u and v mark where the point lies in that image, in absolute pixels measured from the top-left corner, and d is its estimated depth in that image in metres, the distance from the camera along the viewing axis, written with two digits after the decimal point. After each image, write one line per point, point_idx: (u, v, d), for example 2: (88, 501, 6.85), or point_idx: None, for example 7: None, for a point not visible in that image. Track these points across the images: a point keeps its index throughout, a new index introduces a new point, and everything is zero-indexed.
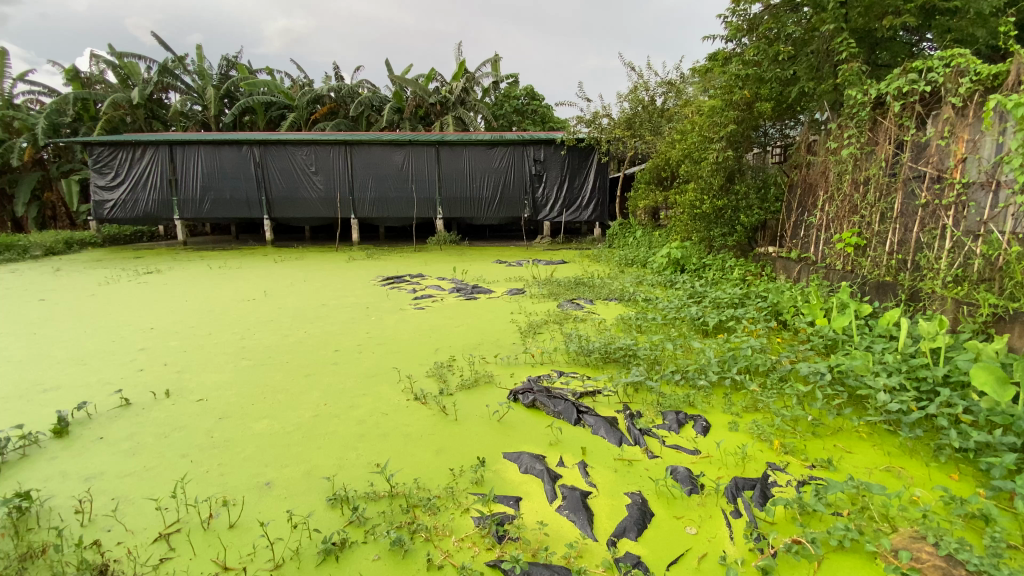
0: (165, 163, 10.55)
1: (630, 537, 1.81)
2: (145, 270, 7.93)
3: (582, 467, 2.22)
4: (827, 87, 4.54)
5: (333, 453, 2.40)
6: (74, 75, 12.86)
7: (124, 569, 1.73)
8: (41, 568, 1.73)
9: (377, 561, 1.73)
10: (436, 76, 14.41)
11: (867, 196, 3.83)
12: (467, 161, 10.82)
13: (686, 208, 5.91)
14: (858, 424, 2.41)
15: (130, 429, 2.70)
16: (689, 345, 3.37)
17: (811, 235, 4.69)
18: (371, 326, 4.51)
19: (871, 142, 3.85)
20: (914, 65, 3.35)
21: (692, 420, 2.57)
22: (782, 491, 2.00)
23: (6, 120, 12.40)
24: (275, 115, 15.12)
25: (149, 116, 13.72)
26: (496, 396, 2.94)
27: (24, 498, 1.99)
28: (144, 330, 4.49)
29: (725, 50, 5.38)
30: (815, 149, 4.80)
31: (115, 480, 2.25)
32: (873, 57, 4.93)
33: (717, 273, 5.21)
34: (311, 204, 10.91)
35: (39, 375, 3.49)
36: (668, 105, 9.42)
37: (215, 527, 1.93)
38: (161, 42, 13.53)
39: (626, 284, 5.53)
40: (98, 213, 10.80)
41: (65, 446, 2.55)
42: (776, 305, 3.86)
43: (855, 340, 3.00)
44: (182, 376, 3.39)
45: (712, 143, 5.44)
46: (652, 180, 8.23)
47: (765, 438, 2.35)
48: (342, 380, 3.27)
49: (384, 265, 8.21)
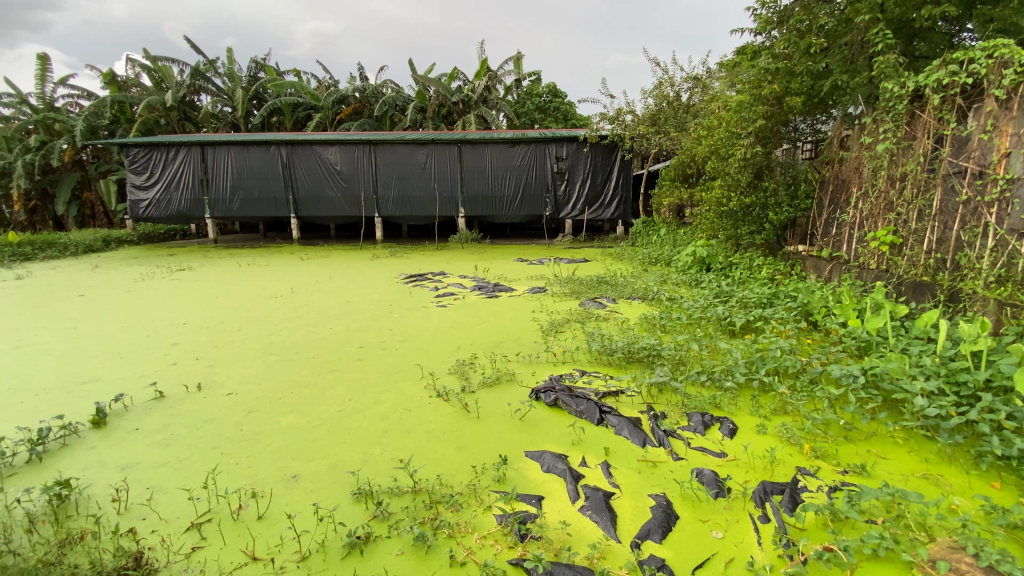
0: (197, 164, 10.86)
1: (653, 539, 1.78)
2: (177, 267, 8.18)
3: (605, 468, 2.20)
4: (861, 81, 4.41)
5: (358, 448, 2.44)
6: (111, 78, 13.32)
7: (158, 557, 1.79)
8: (79, 554, 1.80)
9: (401, 557, 1.75)
10: (459, 74, 14.46)
11: (903, 192, 3.67)
12: (488, 159, 10.83)
13: (711, 205, 5.82)
14: (894, 429, 2.33)
15: (163, 421, 2.79)
16: (716, 346, 3.29)
17: (843, 233, 4.50)
18: (395, 323, 4.56)
19: (908, 136, 3.70)
20: (954, 55, 3.21)
21: (719, 422, 2.51)
22: (811, 496, 1.95)
23: (48, 122, 12.94)
24: (302, 116, 15.39)
25: (182, 117, 14.14)
26: (518, 394, 2.94)
27: (64, 486, 2.07)
28: (176, 326, 4.63)
29: (754, 44, 5.31)
30: (848, 144, 4.63)
31: (149, 471, 2.33)
32: (911, 48, 4.76)
33: (743, 272, 5.09)
34: (336, 202, 11.08)
35: (78, 368, 3.62)
36: (693, 100, 9.35)
37: (245, 518, 1.97)
38: (192, 46, 13.90)
39: (650, 283, 5.44)
40: (134, 212, 11.19)
41: (102, 436, 2.65)
42: (807, 305, 3.73)
43: (890, 341, 2.89)
44: (213, 370, 3.48)
45: (740, 139, 5.32)
46: (678, 177, 8.11)
47: (795, 442, 2.28)
48: (366, 376, 3.32)
49: (405, 263, 8.25)
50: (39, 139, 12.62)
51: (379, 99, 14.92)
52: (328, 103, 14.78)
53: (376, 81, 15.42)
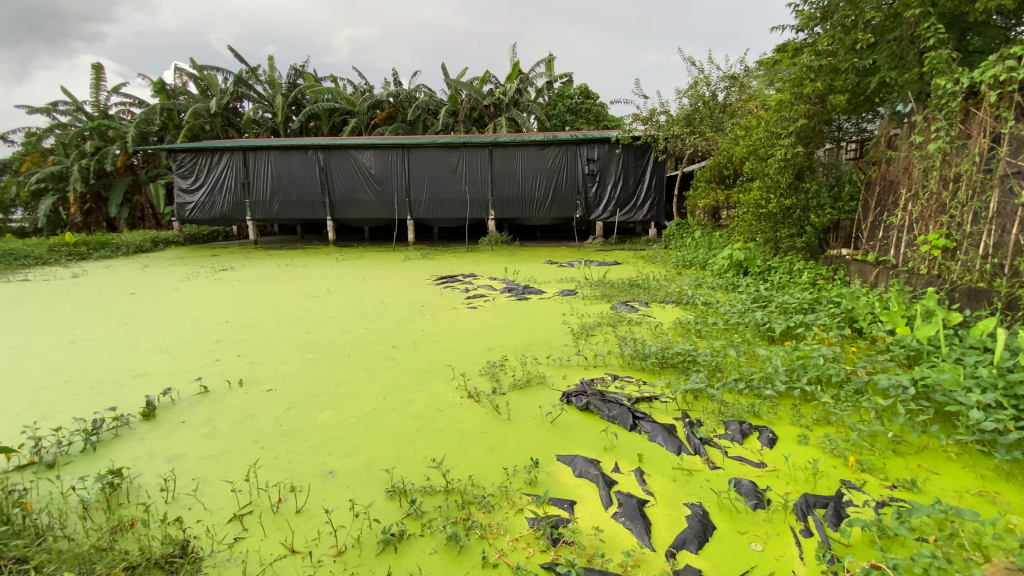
0: (239, 168, 11.28)
1: (690, 549, 1.75)
2: (220, 267, 8.52)
3: (639, 474, 2.17)
4: (911, 78, 4.18)
5: (391, 446, 2.48)
6: (161, 87, 14.01)
7: (203, 545, 1.87)
8: (130, 540, 1.90)
9: (434, 555, 1.77)
10: (490, 78, 14.57)
11: (957, 194, 3.49)
12: (519, 161, 10.85)
13: (749, 207, 5.67)
14: (946, 443, 2.21)
15: (207, 415, 2.91)
16: (754, 353, 3.20)
17: (890, 236, 4.28)
18: (427, 324, 4.62)
19: (963, 135, 3.52)
20: (1012, 50, 3.04)
21: (757, 431, 2.44)
22: (857, 511, 1.87)
23: (102, 129, 13.70)
24: (338, 121, 15.79)
25: (225, 123, 14.74)
26: (549, 397, 2.93)
27: (117, 475, 2.19)
28: (219, 323, 4.82)
29: (796, 40, 5.09)
30: (896, 144, 4.44)
31: (195, 462, 2.43)
32: (964, 42, 4.50)
33: (783, 276, 4.94)
34: (370, 205, 11.32)
35: (129, 363, 3.81)
36: (730, 100, 9.14)
37: (284, 512, 2.04)
38: (236, 55, 14.47)
39: (684, 287, 5.34)
40: (181, 214, 11.72)
41: (151, 428, 2.79)
42: (852, 312, 3.59)
43: (943, 351, 2.74)
44: (253, 367, 3.61)
45: (780, 139, 5.21)
46: (713, 179, 7.94)
47: (839, 454, 2.20)
48: (399, 375, 3.37)
49: (437, 265, 8.36)
50: (95, 145, 13.38)
51: (412, 104, 15.18)
52: (363, 108, 15.13)
53: (409, 86, 15.69)
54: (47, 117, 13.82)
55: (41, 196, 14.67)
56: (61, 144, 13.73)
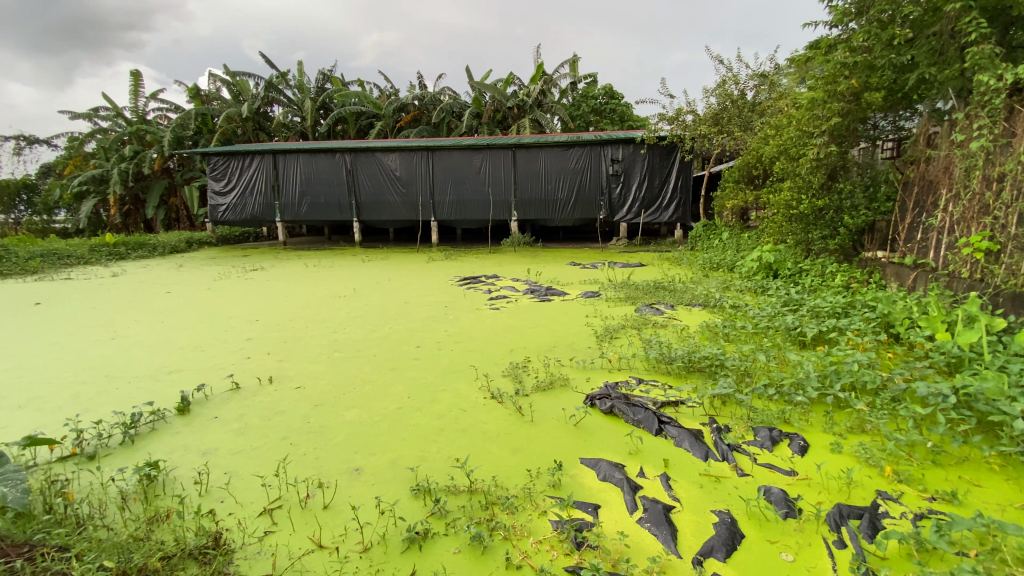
0: (269, 171, 11.58)
1: (717, 557, 1.72)
2: (251, 268, 8.75)
3: (664, 480, 2.14)
4: (950, 73, 4.01)
5: (416, 445, 2.51)
6: (196, 93, 14.50)
7: (234, 538, 1.93)
8: (165, 531, 1.96)
9: (458, 555, 1.78)
10: (514, 79, 14.61)
11: (1002, 194, 3.34)
12: (543, 162, 10.83)
13: (780, 207, 5.56)
14: (989, 454, 2.11)
15: (239, 410, 3.00)
16: (785, 358, 3.13)
17: (929, 238, 4.12)
18: (450, 324, 4.66)
19: (1008, 133, 3.38)
20: None
21: (788, 439, 2.38)
22: (894, 524, 1.81)
23: (141, 134, 14.26)
24: (365, 124, 16.08)
25: (256, 127, 15.16)
26: (573, 400, 2.91)
27: (154, 467, 2.27)
28: (249, 322, 4.96)
29: (829, 36, 4.89)
30: (936, 142, 4.27)
31: (227, 457, 2.51)
32: (1008, 37, 4.27)
33: (815, 279, 4.81)
34: (395, 206, 11.47)
35: (165, 359, 3.95)
36: (759, 99, 8.97)
37: (312, 507, 2.08)
38: (267, 61, 14.88)
39: (711, 289, 5.25)
40: (213, 215, 12.10)
41: (185, 423, 2.88)
42: (888, 317, 3.47)
43: (985, 358, 2.62)
44: (282, 365, 3.70)
45: (813, 138, 5.09)
46: (742, 179, 7.78)
47: (874, 463, 2.12)
48: (423, 375, 3.41)
49: (460, 266, 8.42)
50: (133, 150, 13.93)
51: (436, 106, 15.33)
52: (389, 111, 15.36)
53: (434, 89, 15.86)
54: (89, 123, 14.45)
55: (83, 197, 15.34)
56: (102, 149, 14.35)
